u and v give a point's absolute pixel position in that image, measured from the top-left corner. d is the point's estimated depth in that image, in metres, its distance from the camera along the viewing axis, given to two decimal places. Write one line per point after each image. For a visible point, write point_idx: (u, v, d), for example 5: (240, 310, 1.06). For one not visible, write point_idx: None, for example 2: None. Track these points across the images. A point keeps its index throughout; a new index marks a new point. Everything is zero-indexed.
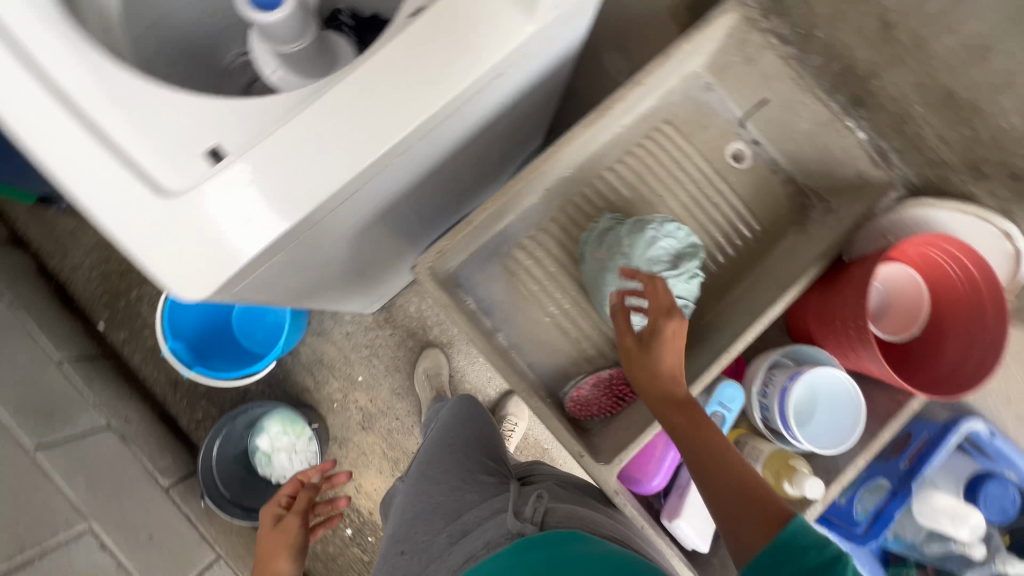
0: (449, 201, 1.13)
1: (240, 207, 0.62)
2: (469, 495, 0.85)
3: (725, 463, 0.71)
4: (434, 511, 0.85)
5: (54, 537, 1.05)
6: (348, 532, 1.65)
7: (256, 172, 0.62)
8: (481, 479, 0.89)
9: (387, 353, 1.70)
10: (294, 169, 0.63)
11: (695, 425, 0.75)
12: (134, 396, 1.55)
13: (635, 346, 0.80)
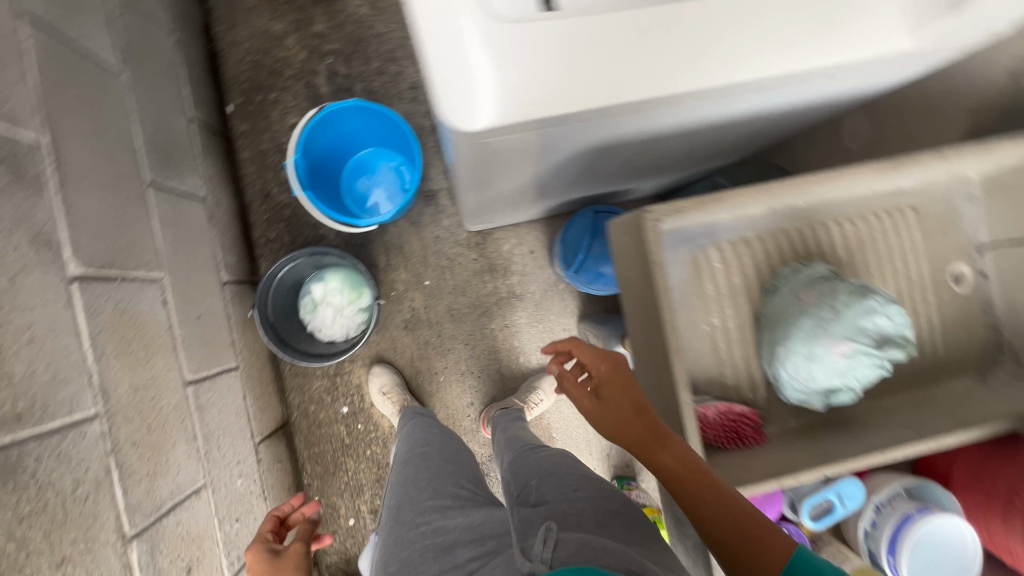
0: (630, 165, 1.10)
1: (548, 58, 0.59)
2: (452, 527, 0.92)
3: (724, 500, 0.70)
4: (425, 554, 0.89)
5: (139, 271, 1.03)
6: (342, 409, 1.65)
7: (580, 35, 0.59)
8: (461, 505, 0.98)
9: (462, 274, 1.68)
10: (612, 53, 0.60)
11: (679, 465, 0.72)
12: (228, 186, 1.55)
13: (590, 404, 0.80)
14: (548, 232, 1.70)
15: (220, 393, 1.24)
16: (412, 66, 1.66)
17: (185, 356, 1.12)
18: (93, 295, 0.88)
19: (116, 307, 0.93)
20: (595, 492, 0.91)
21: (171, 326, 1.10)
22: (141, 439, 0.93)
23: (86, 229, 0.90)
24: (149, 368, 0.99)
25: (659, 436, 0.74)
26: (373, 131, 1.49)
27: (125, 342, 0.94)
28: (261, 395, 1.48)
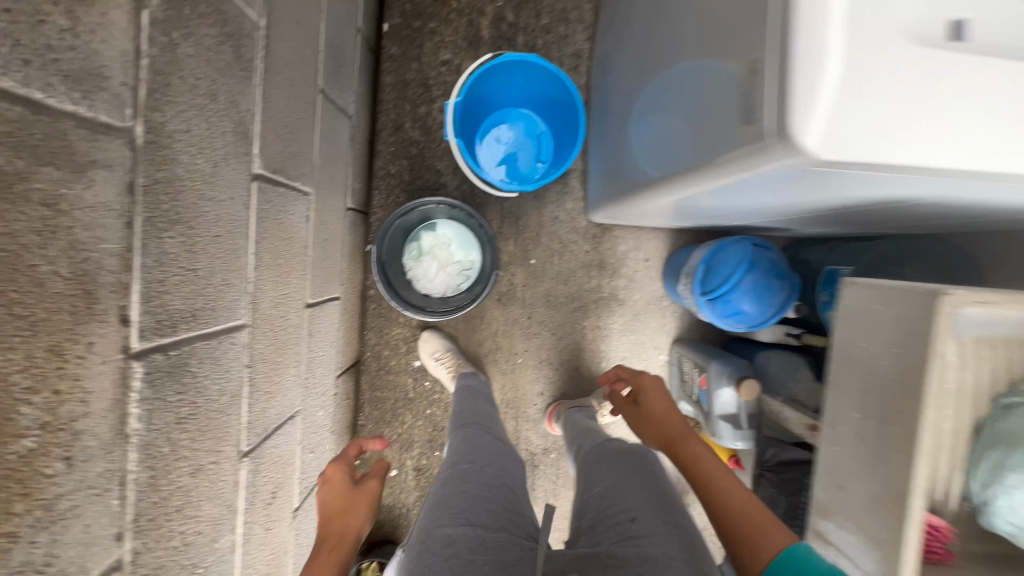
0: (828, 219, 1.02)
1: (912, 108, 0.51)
2: (483, 536, 0.77)
3: (739, 500, 0.79)
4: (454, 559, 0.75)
5: (298, 182, 0.96)
6: (415, 363, 1.60)
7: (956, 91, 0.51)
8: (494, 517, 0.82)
9: (570, 264, 1.61)
10: (979, 118, 0.52)
11: (692, 456, 0.90)
12: (367, 108, 1.47)
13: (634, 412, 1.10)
14: (669, 245, 1.61)
15: (325, 321, 1.20)
16: (581, 33, 1.55)
17: (310, 278, 1.07)
18: (263, 198, 0.82)
19: (276, 216, 0.87)
20: (654, 523, 0.78)
21: (307, 245, 1.04)
22: (268, 358, 0.89)
23: (272, 126, 0.83)
24: (285, 285, 0.94)
25: (681, 437, 0.95)
26: (531, 91, 1.41)
27: (275, 254, 0.88)
28: (348, 329, 1.43)
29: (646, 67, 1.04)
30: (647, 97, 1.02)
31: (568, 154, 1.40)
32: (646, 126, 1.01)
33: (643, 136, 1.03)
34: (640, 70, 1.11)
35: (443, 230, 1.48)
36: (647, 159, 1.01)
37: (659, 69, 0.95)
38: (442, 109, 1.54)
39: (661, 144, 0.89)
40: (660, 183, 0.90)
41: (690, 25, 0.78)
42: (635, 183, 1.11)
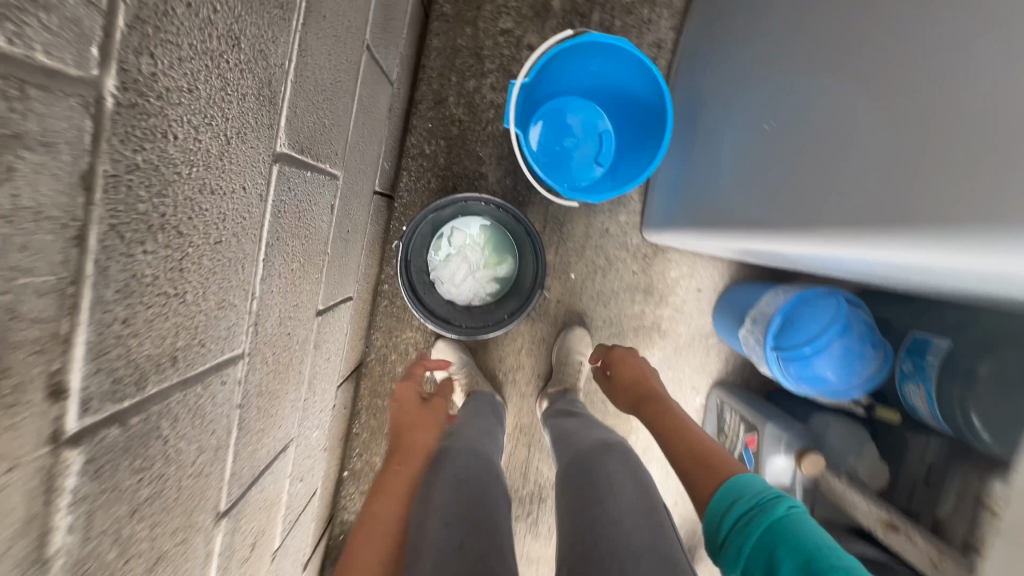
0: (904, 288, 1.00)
1: None
2: None
3: (697, 445, 0.88)
4: None
5: (327, 163, 0.75)
6: (424, 373, 1.41)
7: None
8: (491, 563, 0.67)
9: (613, 284, 1.41)
10: None
11: (663, 413, 0.98)
12: (408, 73, 1.24)
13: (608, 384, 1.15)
14: (726, 277, 1.43)
15: (333, 328, 1.00)
16: (667, 19, 1.32)
17: (325, 280, 0.87)
18: (284, 185, 0.61)
19: (295, 207, 0.66)
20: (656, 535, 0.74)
21: (327, 241, 0.83)
22: (265, 388, 0.69)
23: (306, 89, 0.61)
24: (296, 295, 0.73)
25: (653, 398, 1.03)
26: (604, 83, 1.20)
27: (289, 256, 0.68)
28: (356, 330, 1.23)
29: (753, 86, 0.91)
30: (752, 122, 0.90)
31: (636, 163, 1.21)
32: (749, 156, 0.90)
33: (740, 165, 0.93)
34: (736, 85, 0.98)
35: (480, 230, 1.28)
36: (742, 192, 0.91)
37: (778, 96, 0.83)
38: (494, 87, 1.31)
39: (783, 187, 0.79)
40: (771, 229, 0.81)
41: (864, 71, 0.66)
42: (714, 213, 1.01)
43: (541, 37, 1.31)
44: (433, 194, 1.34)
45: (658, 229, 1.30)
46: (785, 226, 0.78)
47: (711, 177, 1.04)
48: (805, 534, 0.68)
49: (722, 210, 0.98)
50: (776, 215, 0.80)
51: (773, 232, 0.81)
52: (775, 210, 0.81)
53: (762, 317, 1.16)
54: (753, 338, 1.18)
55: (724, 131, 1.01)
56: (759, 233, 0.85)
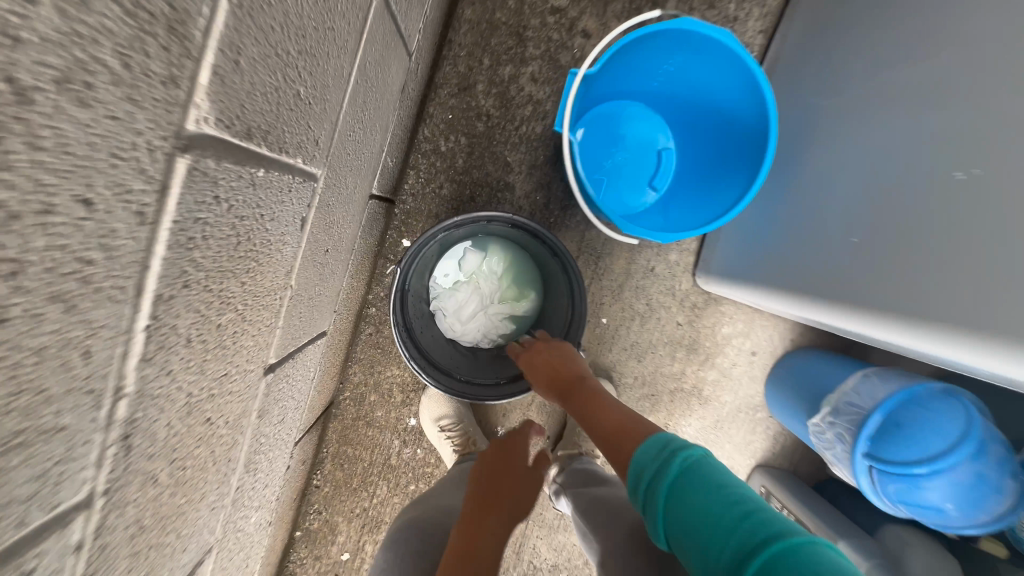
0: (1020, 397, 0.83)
1: None
2: None
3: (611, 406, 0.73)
4: None
5: (300, 157, 0.48)
6: (409, 422, 1.14)
7: None
8: None
9: (652, 336, 1.16)
10: None
11: (589, 400, 0.76)
12: (430, 47, 0.97)
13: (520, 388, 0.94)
14: (787, 341, 1.17)
15: (293, 380, 0.72)
16: (756, 20, 1.07)
17: (283, 324, 0.59)
18: (208, 195, 0.34)
19: (232, 230, 0.39)
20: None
21: (291, 270, 0.56)
22: (153, 516, 0.42)
23: (266, 27, 0.34)
24: (227, 361, 0.46)
25: (570, 388, 0.79)
26: (677, 89, 0.94)
27: (214, 307, 0.40)
28: (328, 368, 0.96)
29: (885, 129, 0.72)
30: (878, 176, 0.71)
31: (699, 194, 0.95)
32: (870, 217, 0.71)
33: (854, 226, 0.74)
34: (856, 123, 0.77)
35: (503, 257, 0.99)
36: (854, 261, 0.72)
37: (927, 149, 0.64)
38: (535, 78, 1.05)
39: (922, 271, 0.61)
40: (896, 321, 0.63)
41: None
42: (804, 277, 0.82)
43: (600, 23, 1.05)
44: (444, 203, 1.07)
45: (723, 280, 1.05)
46: (921, 324, 0.60)
47: (805, 230, 0.84)
48: (713, 479, 0.53)
49: (818, 276, 0.79)
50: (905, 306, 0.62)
51: (897, 326, 0.63)
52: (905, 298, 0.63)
53: (851, 409, 0.91)
54: (836, 435, 0.92)
55: (831, 179, 0.81)
56: (873, 320, 0.67)
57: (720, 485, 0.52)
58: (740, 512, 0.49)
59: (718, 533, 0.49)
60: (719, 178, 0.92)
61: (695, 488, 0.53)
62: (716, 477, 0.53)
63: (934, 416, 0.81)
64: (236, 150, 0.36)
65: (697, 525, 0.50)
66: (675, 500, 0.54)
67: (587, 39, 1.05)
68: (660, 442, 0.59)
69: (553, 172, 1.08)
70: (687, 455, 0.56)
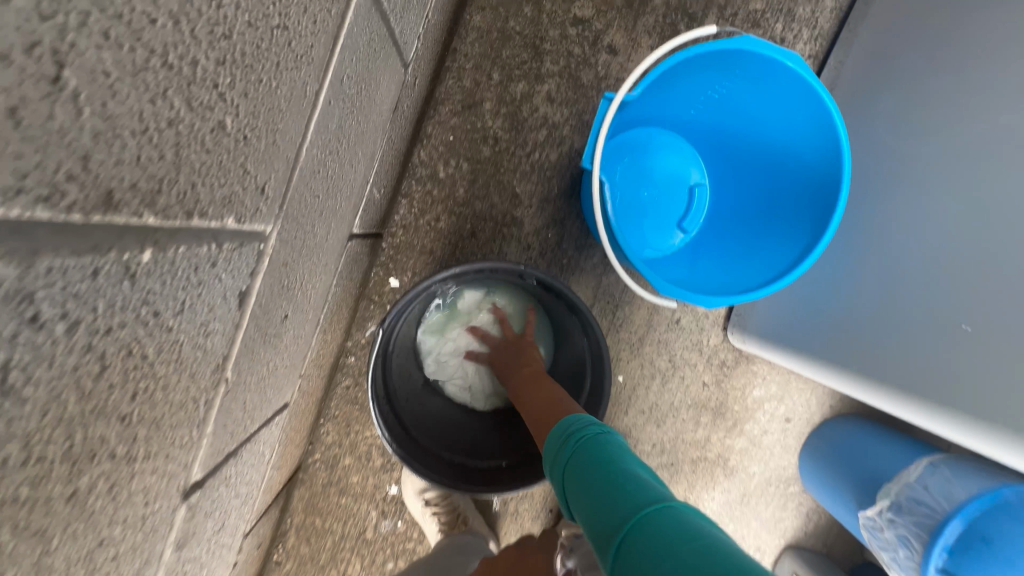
0: None
1: None
2: None
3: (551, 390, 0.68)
4: None
5: (230, 216, 0.32)
6: (389, 490, 0.97)
7: None
8: None
9: (674, 397, 1.00)
10: None
11: (528, 383, 0.70)
12: (432, 56, 0.82)
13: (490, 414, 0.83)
14: (826, 407, 1.03)
15: (236, 478, 0.55)
16: (805, 43, 0.94)
17: (215, 428, 0.43)
18: (8, 322, 0.18)
19: (89, 355, 0.23)
20: None
21: (225, 361, 0.40)
22: None
23: (137, 16, 0.19)
24: (101, 529, 0.30)
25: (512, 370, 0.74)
26: (720, 119, 0.80)
27: (58, 476, 0.24)
28: (293, 437, 0.79)
29: (1001, 192, 0.59)
30: (993, 251, 0.59)
31: (740, 242, 0.80)
32: (984, 301, 0.59)
33: (956, 307, 0.62)
34: (953, 179, 0.65)
35: (503, 300, 0.82)
36: (961, 352, 0.60)
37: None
38: (552, 97, 0.91)
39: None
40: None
41: None
42: (881, 355, 0.70)
43: (629, 39, 0.91)
44: (440, 238, 0.92)
45: (766, 343, 0.90)
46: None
47: (878, 296, 0.72)
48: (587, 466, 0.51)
49: (904, 358, 0.67)
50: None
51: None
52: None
53: (920, 508, 0.76)
54: (897, 535, 0.78)
55: (915, 240, 0.69)
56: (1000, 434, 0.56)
57: (608, 459, 0.50)
58: (615, 480, 0.47)
59: (596, 507, 0.46)
60: (768, 227, 0.77)
61: (586, 466, 0.51)
62: (600, 454, 0.51)
63: None
64: (81, 232, 0.20)
65: (583, 505, 0.48)
66: (571, 481, 0.51)
67: (613, 56, 0.91)
68: (561, 427, 0.57)
69: (568, 206, 0.93)
70: (586, 437, 0.54)
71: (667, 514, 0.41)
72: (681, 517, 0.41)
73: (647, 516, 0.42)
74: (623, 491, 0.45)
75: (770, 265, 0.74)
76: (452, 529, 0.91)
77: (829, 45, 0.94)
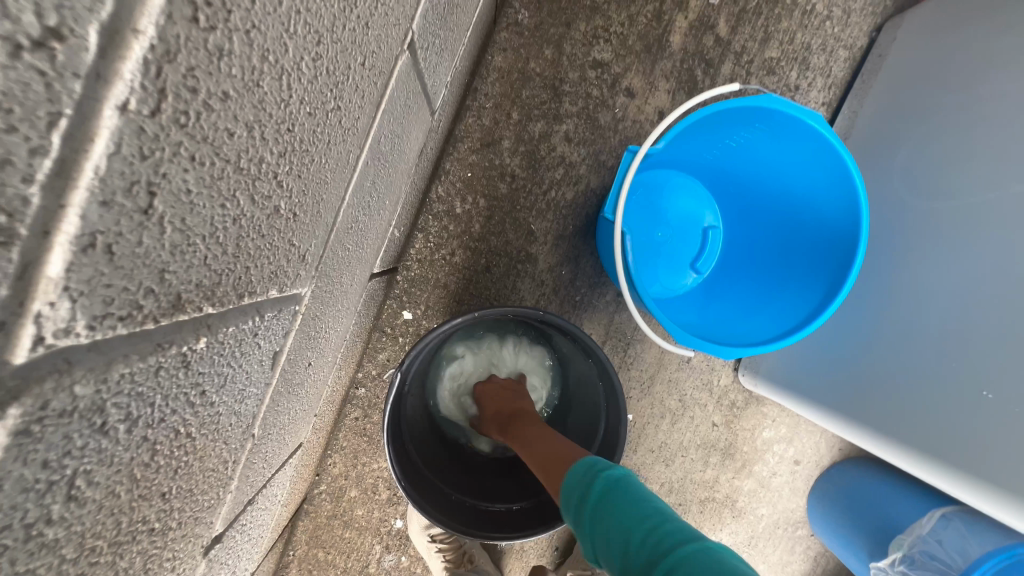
0: None
1: None
2: None
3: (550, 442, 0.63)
4: None
5: (274, 288, 0.32)
6: (394, 523, 0.96)
7: None
8: None
9: (684, 437, 1.00)
10: None
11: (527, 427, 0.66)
12: (455, 97, 0.83)
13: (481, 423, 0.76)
14: (835, 450, 1.02)
15: (250, 524, 0.55)
16: (819, 91, 0.96)
17: (238, 482, 0.43)
18: (80, 435, 0.19)
19: (143, 445, 0.24)
20: None
21: (254, 418, 0.40)
22: None
23: (219, 135, 0.19)
24: None
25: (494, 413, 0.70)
26: (738, 168, 0.81)
27: (105, 566, 0.24)
28: (303, 471, 0.78)
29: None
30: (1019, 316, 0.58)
31: (759, 289, 0.80)
32: (1007, 367, 0.58)
33: (979, 371, 0.61)
34: (979, 239, 0.65)
35: (540, 352, 0.82)
36: (985, 418, 0.60)
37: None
38: (570, 137, 0.92)
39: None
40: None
41: None
42: (900, 412, 0.70)
43: (647, 82, 0.93)
44: (454, 272, 0.92)
45: (780, 390, 0.90)
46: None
47: (897, 353, 0.71)
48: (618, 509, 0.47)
49: (926, 419, 0.66)
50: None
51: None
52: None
53: (933, 563, 0.77)
54: None
55: (936, 299, 0.68)
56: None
57: (636, 492, 0.48)
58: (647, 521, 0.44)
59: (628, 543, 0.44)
60: (787, 277, 0.77)
61: (611, 497, 0.48)
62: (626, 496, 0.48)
63: None
64: (147, 334, 0.20)
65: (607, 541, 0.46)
66: (593, 515, 0.48)
67: (630, 98, 0.93)
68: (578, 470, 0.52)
69: (582, 244, 0.94)
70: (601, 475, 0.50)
71: (706, 552, 0.40)
72: (721, 556, 0.40)
73: (685, 557, 0.40)
74: (655, 528, 0.43)
75: (791, 317, 0.74)
76: (458, 567, 0.91)
77: (842, 94, 0.96)
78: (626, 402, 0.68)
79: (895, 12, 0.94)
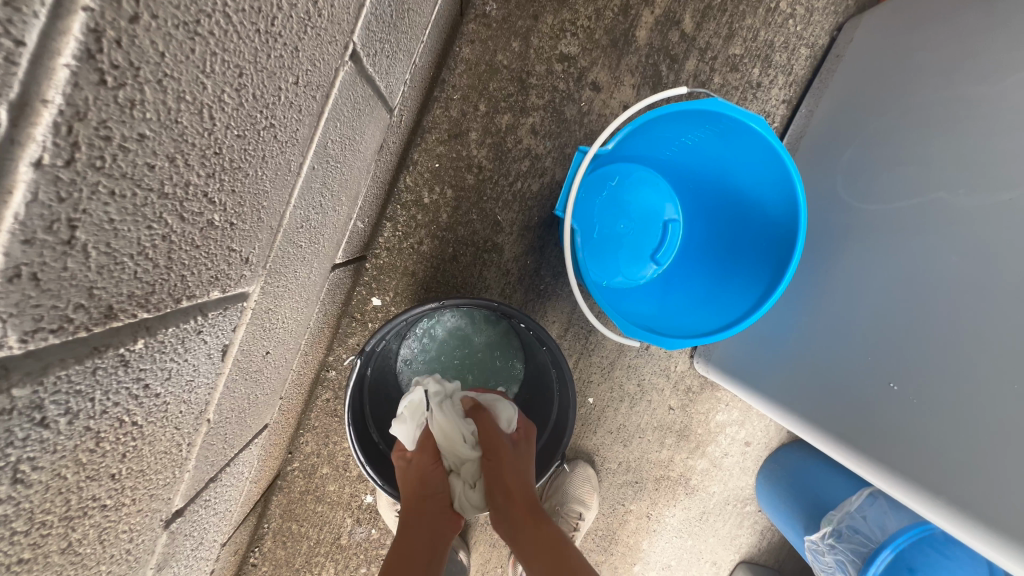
0: None
1: None
2: None
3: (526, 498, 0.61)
4: None
5: (216, 289, 0.35)
6: (365, 498, 1.00)
7: None
8: None
9: (642, 419, 1.05)
10: None
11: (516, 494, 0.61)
12: (419, 89, 0.85)
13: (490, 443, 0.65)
14: (784, 433, 1.08)
15: (215, 499, 0.59)
16: (780, 88, 0.98)
17: (196, 462, 0.46)
18: (22, 428, 0.22)
19: (87, 433, 0.27)
20: None
21: (208, 404, 0.43)
22: None
23: (137, 170, 0.22)
24: (90, 568, 0.33)
25: (508, 463, 0.63)
26: (697, 164, 0.83)
27: (58, 536, 0.28)
28: (273, 450, 0.83)
29: (931, 265, 0.63)
30: (923, 314, 0.62)
31: (711, 284, 0.85)
32: (910, 361, 0.63)
33: (888, 369, 0.65)
34: (897, 238, 0.68)
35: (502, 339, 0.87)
36: (889, 406, 0.64)
37: (999, 308, 0.55)
38: (536, 129, 0.94)
39: (988, 464, 0.53)
40: (951, 508, 0.57)
41: None
42: (825, 401, 0.74)
43: (613, 77, 0.94)
44: (423, 260, 0.95)
45: (725, 376, 0.95)
46: (996, 532, 0.52)
47: (824, 345, 0.76)
48: None
49: (844, 408, 0.71)
50: (962, 493, 0.56)
51: (958, 517, 0.56)
52: (966, 489, 0.55)
53: (857, 536, 0.84)
54: (836, 561, 0.85)
55: (861, 299, 0.71)
56: (916, 493, 0.61)
57: None
58: None
59: None
60: (734, 275, 0.82)
61: None
62: None
63: (948, 563, 0.76)
64: (84, 339, 0.24)
65: None
66: None
67: (596, 92, 0.94)
68: None
69: (547, 235, 0.97)
70: None
71: None
72: None
73: None
74: None
75: (735, 312, 0.78)
76: None
77: (802, 91, 0.99)
78: (576, 391, 0.71)
79: (855, 12, 0.96)
